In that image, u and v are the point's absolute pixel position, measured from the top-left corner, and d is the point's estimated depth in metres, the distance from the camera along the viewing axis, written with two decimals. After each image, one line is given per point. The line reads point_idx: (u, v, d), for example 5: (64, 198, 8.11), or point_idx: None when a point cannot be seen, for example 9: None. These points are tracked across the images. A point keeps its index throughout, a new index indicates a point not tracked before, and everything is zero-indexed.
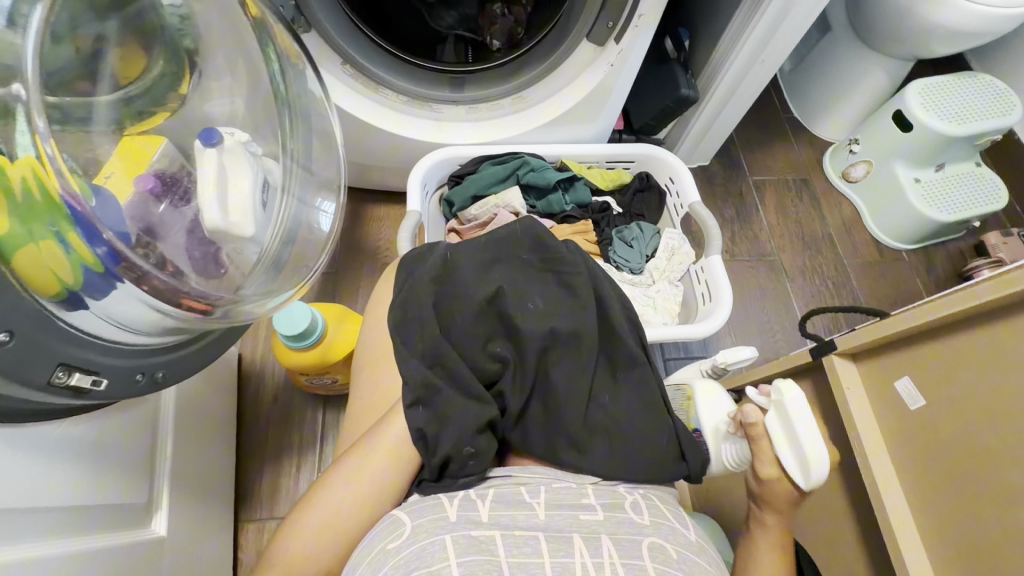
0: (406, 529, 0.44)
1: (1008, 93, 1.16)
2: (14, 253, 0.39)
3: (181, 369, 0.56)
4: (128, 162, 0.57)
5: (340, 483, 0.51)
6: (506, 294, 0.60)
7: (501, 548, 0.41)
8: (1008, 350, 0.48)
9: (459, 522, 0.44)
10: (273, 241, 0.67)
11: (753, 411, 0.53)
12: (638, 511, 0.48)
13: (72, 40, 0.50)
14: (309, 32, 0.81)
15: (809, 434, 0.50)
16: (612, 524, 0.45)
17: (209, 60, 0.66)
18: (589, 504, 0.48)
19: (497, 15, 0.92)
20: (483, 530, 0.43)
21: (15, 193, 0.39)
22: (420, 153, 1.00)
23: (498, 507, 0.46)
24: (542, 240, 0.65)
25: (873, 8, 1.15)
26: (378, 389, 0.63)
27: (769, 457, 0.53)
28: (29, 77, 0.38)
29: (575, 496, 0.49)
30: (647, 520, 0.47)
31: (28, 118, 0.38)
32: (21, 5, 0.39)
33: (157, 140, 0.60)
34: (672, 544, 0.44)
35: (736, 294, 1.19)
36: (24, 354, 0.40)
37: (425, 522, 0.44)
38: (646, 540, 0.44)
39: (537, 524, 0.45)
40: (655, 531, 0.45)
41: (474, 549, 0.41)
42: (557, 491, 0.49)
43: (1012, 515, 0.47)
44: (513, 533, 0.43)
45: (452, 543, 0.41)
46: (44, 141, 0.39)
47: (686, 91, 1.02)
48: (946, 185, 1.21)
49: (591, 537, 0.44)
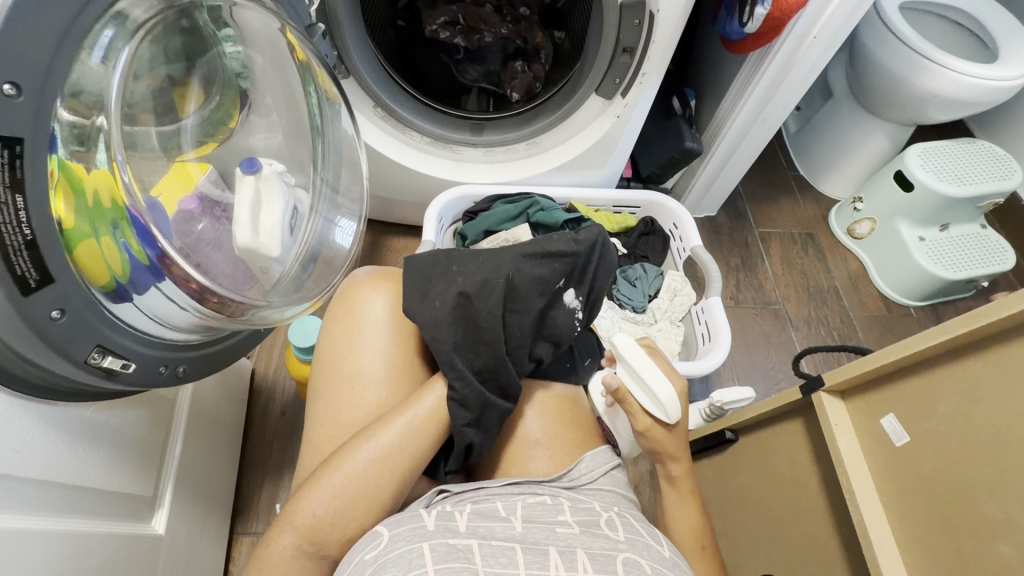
0: (383, 540, 0.45)
1: (1008, 158, 1.20)
2: (77, 244, 0.44)
3: (202, 367, 0.61)
4: (178, 183, 0.65)
5: (363, 453, 0.52)
6: (554, 305, 0.63)
7: (477, 557, 0.42)
8: (980, 386, 0.50)
9: (436, 531, 0.45)
10: (294, 263, 0.75)
11: (610, 377, 0.60)
12: (613, 528, 0.49)
13: (150, 77, 0.58)
14: (348, 78, 0.91)
15: (654, 373, 0.58)
16: (588, 539, 0.46)
17: (259, 99, 0.75)
18: (565, 520, 0.49)
19: (518, 71, 1.03)
20: (460, 539, 0.44)
21: (89, 196, 0.46)
22: (438, 189, 1.08)
23: (475, 519, 0.48)
24: (595, 244, 0.65)
25: (870, 78, 1.22)
26: (363, 354, 0.62)
27: (639, 410, 0.59)
28: (113, 112, 0.47)
29: (551, 512, 0.50)
30: (622, 536, 0.48)
31: (108, 149, 0.47)
32: (116, 46, 0.47)
33: (203, 167, 0.69)
34: (647, 560, 0.45)
35: (740, 339, 1.21)
36: (72, 331, 0.44)
37: (402, 531, 0.45)
38: (621, 555, 0.45)
39: (514, 536, 0.46)
40: (630, 547, 0.46)
41: (450, 557, 0.42)
42: (534, 507, 0.51)
43: (994, 550, 0.48)
44: (490, 543, 0.44)
45: (430, 551, 0.42)
46: (122, 169, 0.48)
47: (691, 144, 1.09)
48: (949, 244, 1.23)
49: (567, 551, 0.44)
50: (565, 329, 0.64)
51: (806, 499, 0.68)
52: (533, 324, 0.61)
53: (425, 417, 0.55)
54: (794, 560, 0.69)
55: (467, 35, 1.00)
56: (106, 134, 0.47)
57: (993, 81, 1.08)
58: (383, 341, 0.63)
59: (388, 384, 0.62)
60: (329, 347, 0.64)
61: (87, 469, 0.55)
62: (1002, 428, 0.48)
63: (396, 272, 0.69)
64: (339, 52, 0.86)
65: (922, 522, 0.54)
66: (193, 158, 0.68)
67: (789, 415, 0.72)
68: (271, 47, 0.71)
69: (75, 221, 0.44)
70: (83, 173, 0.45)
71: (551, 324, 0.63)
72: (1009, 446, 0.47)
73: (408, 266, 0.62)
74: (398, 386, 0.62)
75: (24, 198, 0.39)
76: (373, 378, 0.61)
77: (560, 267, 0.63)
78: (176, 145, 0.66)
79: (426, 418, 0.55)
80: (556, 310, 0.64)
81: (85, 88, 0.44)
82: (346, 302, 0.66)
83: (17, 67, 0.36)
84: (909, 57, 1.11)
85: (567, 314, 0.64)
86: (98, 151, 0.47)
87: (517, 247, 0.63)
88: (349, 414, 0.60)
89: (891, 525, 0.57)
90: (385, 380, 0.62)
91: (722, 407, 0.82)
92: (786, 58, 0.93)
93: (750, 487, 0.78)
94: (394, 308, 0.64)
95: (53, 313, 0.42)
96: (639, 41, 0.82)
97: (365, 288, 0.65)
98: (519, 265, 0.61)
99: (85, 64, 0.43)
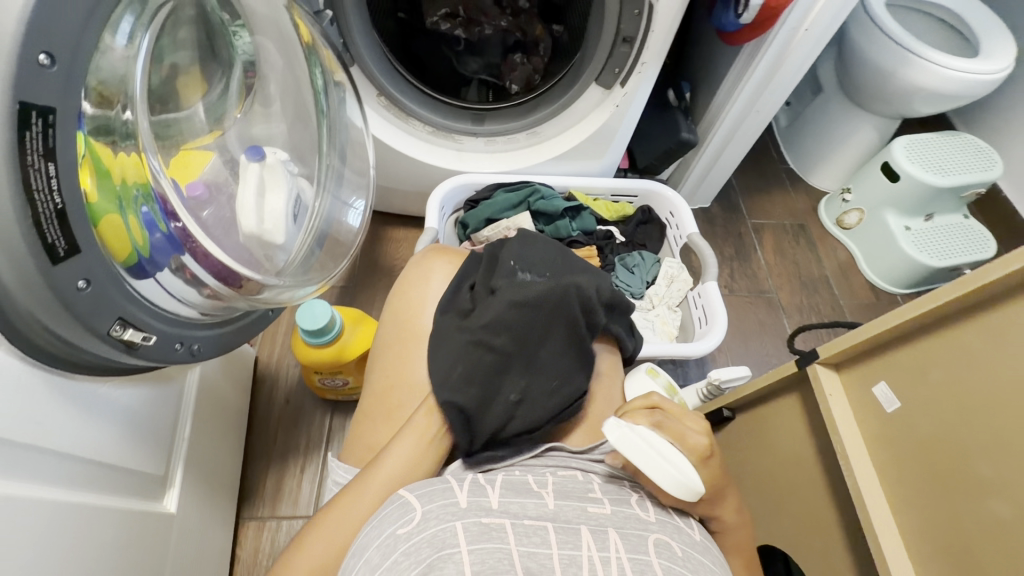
0: (415, 515, 0.45)
1: (988, 150, 1.25)
2: (102, 219, 0.45)
3: (216, 344, 0.62)
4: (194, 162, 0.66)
5: (388, 459, 0.54)
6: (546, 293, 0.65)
7: (511, 537, 0.44)
8: (964, 353, 0.53)
9: (469, 509, 0.46)
10: (300, 249, 0.77)
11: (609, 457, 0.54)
12: (644, 507, 0.51)
13: (162, 65, 0.59)
14: (353, 67, 0.92)
15: (655, 460, 0.50)
16: (619, 519, 0.48)
17: (265, 87, 0.76)
18: (596, 498, 0.51)
19: (518, 64, 1.06)
20: (493, 518, 0.45)
21: (115, 177, 0.47)
22: (440, 179, 1.09)
23: (507, 495, 0.49)
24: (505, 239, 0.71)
25: (858, 73, 1.26)
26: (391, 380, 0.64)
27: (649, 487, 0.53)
28: (137, 104, 0.48)
29: (581, 489, 0.52)
30: (653, 517, 0.50)
31: (134, 137, 0.49)
32: (136, 34, 0.48)
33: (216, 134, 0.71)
34: (678, 542, 0.48)
35: (735, 326, 1.24)
36: (96, 300, 0.44)
37: (435, 507, 0.46)
38: (651, 536, 0.47)
39: (546, 514, 0.47)
40: (660, 529, 0.49)
41: (483, 538, 0.43)
42: (564, 484, 0.53)
43: (980, 502, 0.51)
44: (522, 523, 0.45)
45: (463, 531, 0.43)
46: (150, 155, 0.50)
47: (687, 135, 1.11)
48: (934, 234, 1.27)
49: (598, 530, 0.46)
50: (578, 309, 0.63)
51: (804, 470, 0.70)
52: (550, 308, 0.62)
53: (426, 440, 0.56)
54: (795, 528, 0.71)
55: (468, 27, 1.03)
56: (131, 125, 0.48)
57: (974, 74, 1.12)
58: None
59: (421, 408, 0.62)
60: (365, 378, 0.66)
61: (104, 444, 0.56)
62: (988, 390, 0.51)
63: (438, 253, 0.74)
64: (344, 40, 0.87)
65: (916, 483, 0.57)
66: (230, 134, 0.73)
67: (785, 390, 0.74)
68: (278, 31, 0.72)
69: (101, 198, 0.45)
70: (110, 154, 0.46)
71: (478, 317, 0.62)
72: (992, 404, 0.50)
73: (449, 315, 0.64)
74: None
75: (55, 166, 0.39)
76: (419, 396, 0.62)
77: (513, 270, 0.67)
78: (220, 115, 0.71)
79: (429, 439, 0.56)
80: (483, 300, 0.63)
81: (107, 71, 0.45)
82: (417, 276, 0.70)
83: (51, 37, 0.38)
84: (894, 52, 1.15)
85: (502, 307, 0.61)
86: (123, 140, 0.48)
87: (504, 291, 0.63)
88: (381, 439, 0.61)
89: (884, 487, 0.60)
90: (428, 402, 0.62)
91: (720, 385, 0.83)
92: (779, 51, 0.96)
93: (750, 463, 0.81)
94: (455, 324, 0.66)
95: (79, 283, 0.43)
96: (639, 31, 0.84)
97: (422, 270, 0.71)
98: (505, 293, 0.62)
99: (108, 46, 0.44)
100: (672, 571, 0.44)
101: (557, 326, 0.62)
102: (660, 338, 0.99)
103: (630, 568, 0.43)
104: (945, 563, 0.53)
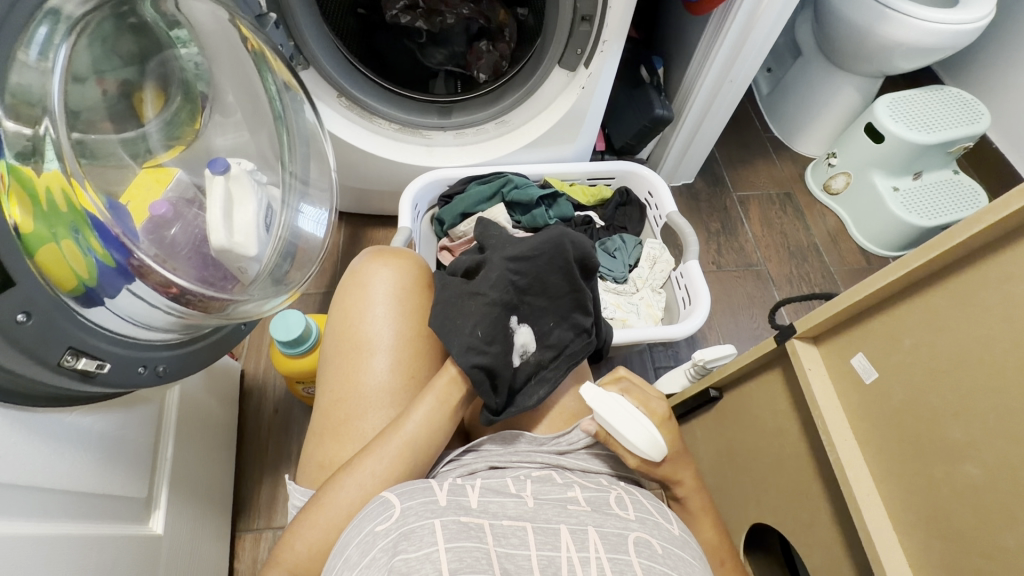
0: (394, 512, 0.43)
1: (975, 103, 1.21)
2: (39, 248, 0.44)
3: (181, 365, 0.60)
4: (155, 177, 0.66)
5: (408, 421, 0.53)
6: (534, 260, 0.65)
7: (489, 537, 0.41)
8: (936, 318, 0.51)
9: (448, 508, 0.43)
10: (271, 258, 0.74)
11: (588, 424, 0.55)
12: (624, 507, 0.48)
13: (101, 82, 0.57)
14: (307, 69, 0.89)
15: (631, 420, 0.54)
16: (599, 517, 0.45)
17: (220, 97, 0.75)
18: (575, 497, 0.48)
19: (483, 51, 1.03)
20: (472, 517, 0.42)
21: (43, 200, 0.45)
22: (412, 176, 1.07)
23: (487, 494, 0.46)
24: (484, 222, 0.72)
25: (835, 32, 1.22)
26: (364, 380, 0.60)
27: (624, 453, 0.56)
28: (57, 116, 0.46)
29: (560, 490, 0.50)
30: (632, 515, 0.47)
31: (56, 149, 0.47)
32: (51, 50, 0.46)
33: (174, 151, 0.70)
34: (658, 539, 0.44)
35: (724, 302, 1.22)
36: (40, 334, 0.43)
37: (415, 505, 0.43)
38: (632, 535, 0.44)
39: (525, 514, 0.45)
40: (641, 526, 0.45)
41: (463, 536, 0.40)
42: (542, 484, 0.50)
43: (959, 471, 0.49)
44: (501, 523, 0.43)
45: (442, 528, 0.40)
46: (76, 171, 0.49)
47: (660, 111, 1.08)
48: (923, 193, 1.24)
49: (578, 530, 0.43)
50: (567, 272, 0.63)
51: (789, 445, 0.69)
52: (542, 275, 0.62)
53: (403, 445, 0.52)
54: (786, 505, 0.71)
55: (429, 18, 1.00)
56: (53, 139, 0.47)
57: (954, 24, 1.08)
58: (390, 362, 0.61)
59: (390, 407, 0.60)
60: (330, 378, 0.62)
61: (78, 474, 0.55)
62: (964, 356, 0.49)
63: (401, 250, 0.71)
64: (296, 43, 0.85)
65: (902, 456, 0.55)
66: (167, 160, 0.69)
67: (768, 366, 0.73)
68: (222, 36, 0.69)
69: (33, 226, 0.43)
70: (32, 175, 0.44)
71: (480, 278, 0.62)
72: (967, 369, 0.49)
73: (438, 305, 0.62)
74: (397, 411, 0.60)
75: None
76: (382, 397, 0.60)
77: (501, 243, 0.66)
78: (144, 151, 0.66)
79: (407, 447, 0.52)
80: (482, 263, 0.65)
81: (26, 92, 0.43)
82: (356, 281, 0.66)
83: None
84: (869, 7, 1.12)
85: (504, 266, 0.61)
86: (47, 158, 0.46)
87: (494, 260, 0.62)
88: (352, 440, 0.58)
89: (867, 460, 0.59)
90: (387, 406, 0.60)
91: (705, 367, 0.84)
92: (747, 15, 0.93)
93: (739, 442, 0.80)
94: (401, 329, 0.63)
95: (19, 316, 0.41)
96: (597, 8, 0.82)
97: (374, 265, 0.67)
98: (494, 262, 0.62)
99: (23, 64, 0.43)
100: (652, 571, 0.40)
101: (553, 276, 0.63)
102: (645, 322, 0.97)
103: (610, 569, 0.40)
104: (925, 534, 0.52)
